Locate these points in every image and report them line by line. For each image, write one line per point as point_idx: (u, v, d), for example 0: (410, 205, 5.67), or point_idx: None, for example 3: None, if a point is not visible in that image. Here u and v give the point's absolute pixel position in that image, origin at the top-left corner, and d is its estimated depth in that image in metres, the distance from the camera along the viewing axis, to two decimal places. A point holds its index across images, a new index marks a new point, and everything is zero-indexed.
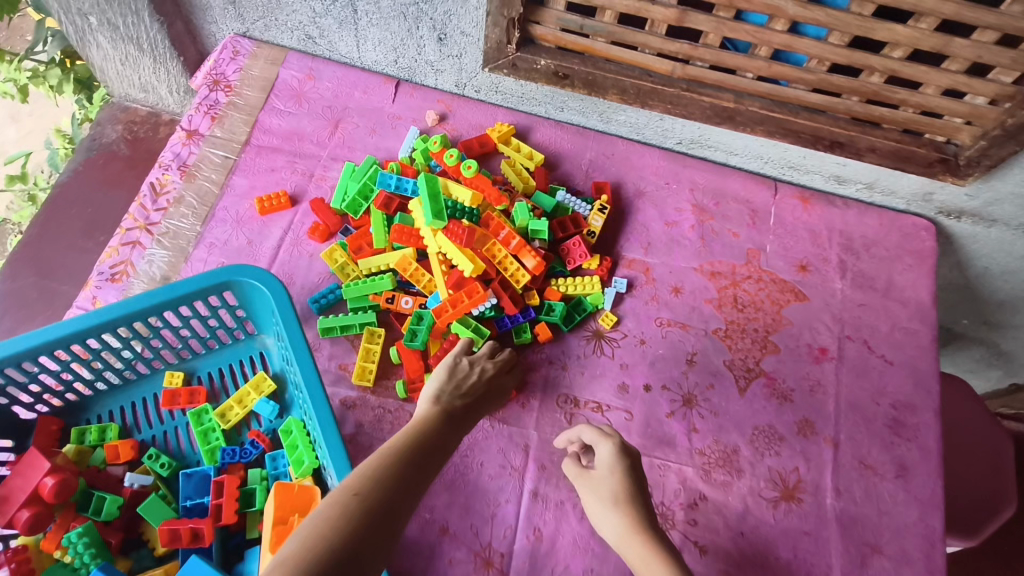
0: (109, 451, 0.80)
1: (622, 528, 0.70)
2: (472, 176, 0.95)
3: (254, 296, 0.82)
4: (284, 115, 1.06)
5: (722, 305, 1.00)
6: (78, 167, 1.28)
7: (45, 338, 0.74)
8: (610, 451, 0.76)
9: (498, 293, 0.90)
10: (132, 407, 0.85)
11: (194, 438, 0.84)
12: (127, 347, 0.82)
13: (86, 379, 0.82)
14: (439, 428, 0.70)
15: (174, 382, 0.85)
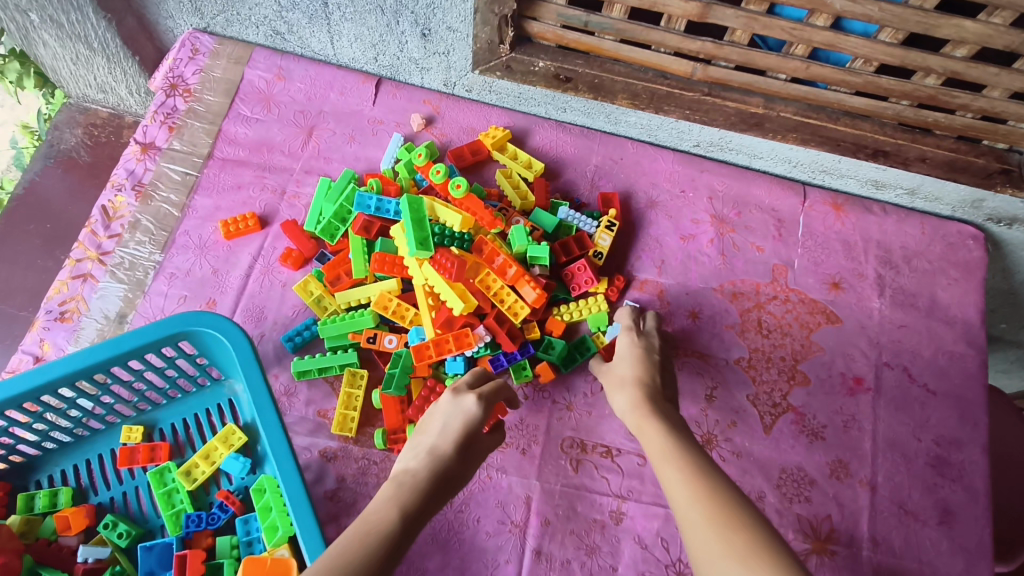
0: (58, 520, 0.70)
1: (629, 405, 0.67)
2: (461, 195, 0.83)
3: (215, 347, 0.72)
4: (252, 123, 0.95)
5: (744, 331, 0.90)
6: (36, 177, 1.17)
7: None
8: (628, 341, 0.76)
9: (493, 330, 0.80)
10: (86, 467, 0.76)
11: (157, 500, 0.74)
12: (75, 404, 0.72)
13: (32, 441, 0.73)
14: (414, 498, 0.53)
15: (133, 437, 0.75)
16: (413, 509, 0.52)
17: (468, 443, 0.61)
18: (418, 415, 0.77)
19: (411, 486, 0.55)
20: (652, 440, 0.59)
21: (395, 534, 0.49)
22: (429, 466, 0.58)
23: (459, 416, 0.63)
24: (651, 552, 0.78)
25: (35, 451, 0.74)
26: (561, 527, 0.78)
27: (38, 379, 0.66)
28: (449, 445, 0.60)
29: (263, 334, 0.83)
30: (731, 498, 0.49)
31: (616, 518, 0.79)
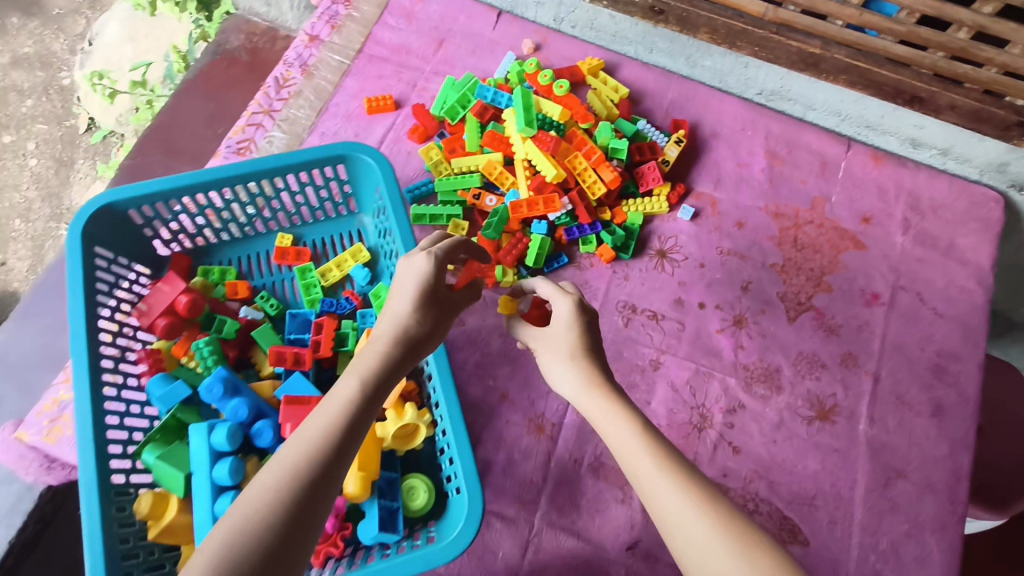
0: (228, 287, 0.93)
1: (581, 386, 0.68)
2: (562, 94, 1.03)
3: (364, 173, 0.93)
4: (395, 31, 1.17)
5: (781, 243, 1.05)
6: (204, 68, 1.43)
7: (185, 183, 0.87)
8: (569, 304, 0.72)
9: (575, 202, 0.98)
10: (248, 258, 0.99)
11: (297, 290, 0.97)
12: (249, 205, 0.94)
13: (214, 228, 0.95)
14: (373, 372, 0.58)
15: (285, 242, 0.97)
16: (375, 380, 0.57)
17: (429, 303, 0.65)
18: (506, 257, 0.96)
19: (375, 355, 0.60)
20: (619, 432, 0.62)
21: (344, 432, 0.53)
22: (393, 332, 0.62)
23: (415, 277, 0.65)
24: (680, 395, 0.94)
25: (212, 241, 0.97)
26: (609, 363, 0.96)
27: (233, 174, 0.88)
28: (409, 306, 0.63)
29: None
30: (714, 496, 0.54)
31: (654, 365, 0.96)
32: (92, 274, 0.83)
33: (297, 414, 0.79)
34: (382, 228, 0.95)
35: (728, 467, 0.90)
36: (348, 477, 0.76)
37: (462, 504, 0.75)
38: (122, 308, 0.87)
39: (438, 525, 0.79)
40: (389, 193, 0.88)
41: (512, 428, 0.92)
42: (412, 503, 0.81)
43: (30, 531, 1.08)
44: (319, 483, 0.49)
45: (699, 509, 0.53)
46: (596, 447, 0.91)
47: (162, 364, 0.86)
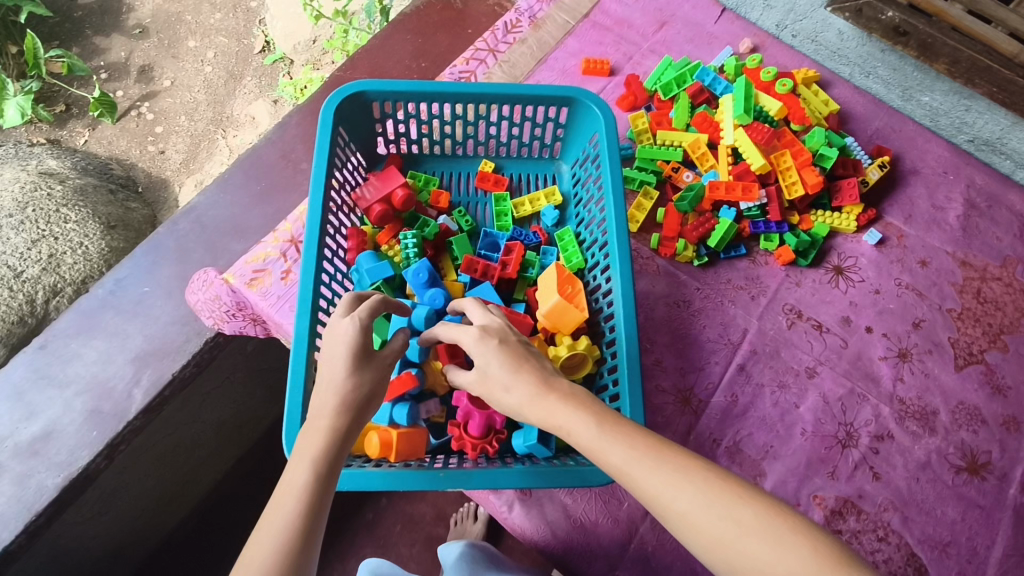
0: (433, 195, 1.02)
1: (527, 404, 0.59)
2: (783, 93, 1.07)
3: (585, 119, 1.00)
4: (621, 5, 1.24)
5: (963, 291, 1.03)
6: (421, 7, 1.57)
7: (428, 91, 0.95)
8: (475, 332, 0.64)
9: (771, 197, 1.00)
10: (452, 175, 1.09)
11: (490, 215, 1.06)
12: (470, 126, 1.04)
13: (432, 140, 1.05)
14: (320, 453, 0.56)
15: (487, 168, 1.06)
16: (326, 463, 0.56)
17: (363, 364, 0.63)
18: (692, 232, 1.01)
19: (320, 435, 0.58)
20: (577, 435, 0.55)
21: (294, 531, 0.51)
22: (336, 403, 0.60)
23: (342, 345, 0.64)
24: (830, 407, 0.94)
25: (422, 151, 1.07)
26: (765, 359, 0.97)
27: (471, 92, 0.95)
28: (343, 373, 0.62)
29: None
30: (683, 466, 0.51)
31: (810, 373, 0.96)
32: (334, 149, 0.93)
33: None
34: (581, 176, 1.04)
35: (866, 490, 0.89)
36: None
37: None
38: (344, 188, 0.97)
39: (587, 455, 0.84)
40: (607, 145, 0.93)
41: (660, 395, 0.94)
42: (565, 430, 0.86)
43: (189, 371, 1.21)
44: None
45: (692, 488, 0.49)
46: (736, 433, 0.92)
47: (364, 247, 0.96)
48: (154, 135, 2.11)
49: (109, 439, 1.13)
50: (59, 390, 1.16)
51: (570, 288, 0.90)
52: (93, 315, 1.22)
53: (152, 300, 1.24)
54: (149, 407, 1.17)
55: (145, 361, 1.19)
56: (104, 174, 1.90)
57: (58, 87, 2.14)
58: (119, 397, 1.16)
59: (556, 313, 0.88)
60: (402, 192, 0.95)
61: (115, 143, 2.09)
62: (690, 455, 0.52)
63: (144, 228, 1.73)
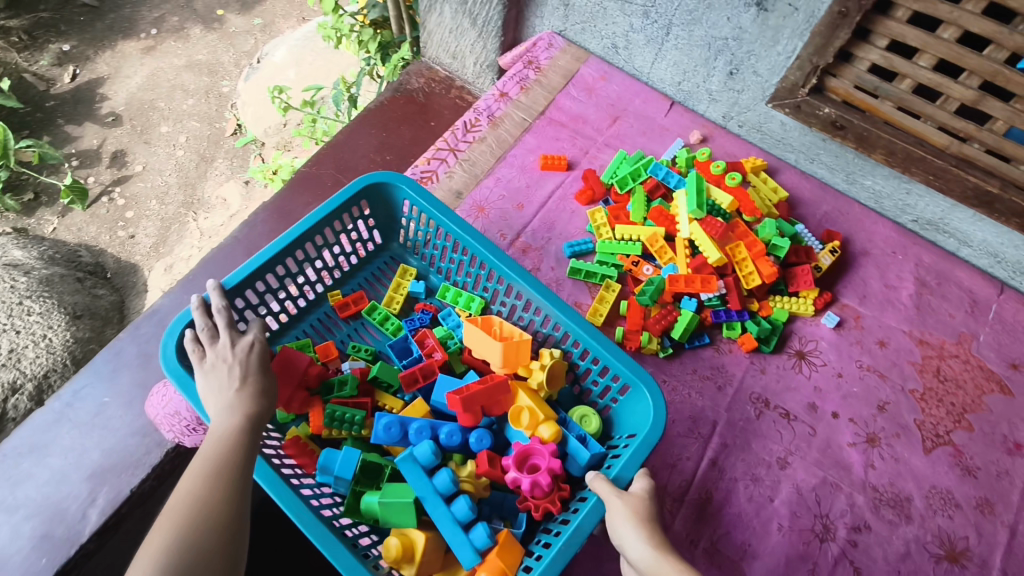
0: (320, 352, 1.02)
1: (649, 553, 0.67)
2: (734, 185, 1.13)
3: (384, 197, 1.09)
4: (576, 101, 1.31)
5: (923, 371, 1.05)
6: (385, 101, 1.62)
7: (251, 268, 0.96)
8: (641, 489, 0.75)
9: (730, 287, 1.03)
10: (316, 328, 1.09)
11: (375, 329, 1.10)
12: (300, 276, 1.06)
13: (278, 312, 1.05)
14: (249, 420, 0.74)
15: (338, 296, 1.10)
16: (254, 428, 0.73)
17: (268, 367, 0.81)
18: (655, 325, 1.02)
19: (242, 407, 0.74)
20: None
21: (210, 483, 0.66)
22: (256, 387, 0.77)
23: (251, 347, 0.81)
24: (804, 499, 0.93)
25: (279, 323, 1.07)
26: (737, 452, 0.96)
27: (304, 230, 1.00)
28: (257, 369, 0.79)
29: (551, 239, 1.15)
30: None
31: (781, 465, 0.96)
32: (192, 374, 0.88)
33: (474, 398, 0.89)
34: (418, 240, 1.13)
35: None
36: (540, 427, 0.89)
37: (637, 397, 0.88)
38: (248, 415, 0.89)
39: (621, 429, 0.92)
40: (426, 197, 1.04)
41: None
42: (591, 432, 0.92)
43: (149, 484, 1.15)
44: (237, 513, 0.66)
45: None
46: (713, 532, 0.90)
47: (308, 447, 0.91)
48: (124, 220, 2.11)
49: (59, 566, 1.05)
50: (8, 516, 1.09)
51: (497, 325, 0.98)
52: (46, 431, 1.17)
53: (109, 411, 1.20)
54: (104, 527, 1.10)
55: (101, 478, 1.13)
56: (73, 263, 1.90)
57: (27, 175, 2.15)
58: (72, 518, 1.09)
59: (510, 354, 0.94)
60: (307, 363, 0.93)
61: (86, 229, 2.09)
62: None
63: (110, 314, 1.78)
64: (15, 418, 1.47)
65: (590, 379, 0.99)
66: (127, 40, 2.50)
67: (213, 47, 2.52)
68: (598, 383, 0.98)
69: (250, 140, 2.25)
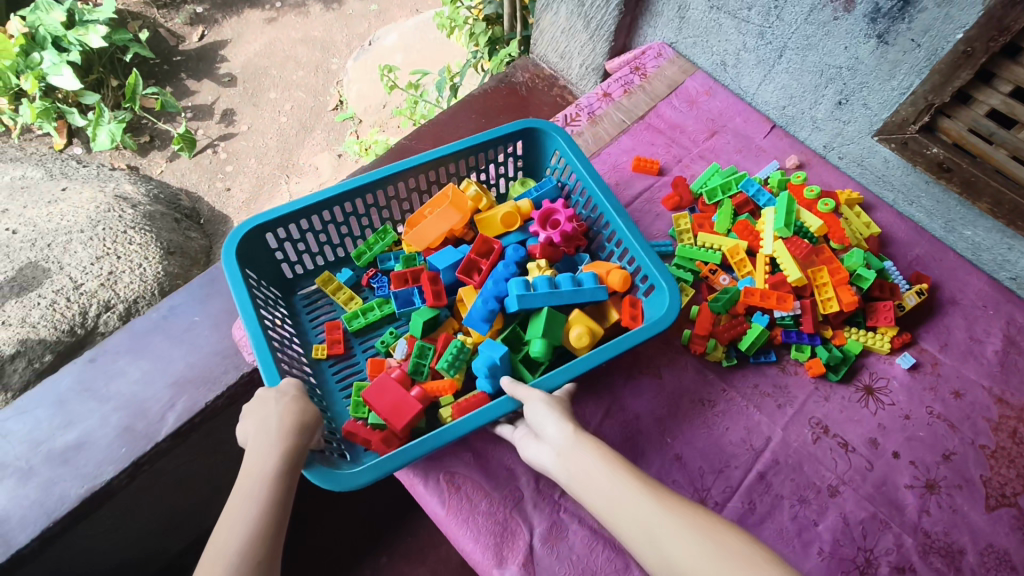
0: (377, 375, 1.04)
1: (565, 445, 0.73)
2: (825, 211, 1.12)
3: (251, 260, 1.07)
4: (677, 111, 1.34)
5: (997, 429, 1.01)
6: (488, 90, 1.69)
7: (264, 355, 0.93)
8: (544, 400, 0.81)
9: (806, 309, 1.03)
10: (346, 377, 1.09)
11: (362, 333, 1.13)
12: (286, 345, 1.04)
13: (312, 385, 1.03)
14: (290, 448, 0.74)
15: (321, 349, 1.08)
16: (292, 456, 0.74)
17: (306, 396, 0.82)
18: (724, 333, 1.03)
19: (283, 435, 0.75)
20: (586, 469, 0.70)
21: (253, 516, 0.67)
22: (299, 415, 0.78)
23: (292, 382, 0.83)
24: (850, 530, 0.92)
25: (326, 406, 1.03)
26: (787, 470, 0.96)
27: (249, 309, 0.97)
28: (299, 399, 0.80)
29: None
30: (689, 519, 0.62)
31: (831, 492, 0.95)
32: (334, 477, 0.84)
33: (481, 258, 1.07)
34: (303, 249, 1.16)
35: None
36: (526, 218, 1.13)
37: (539, 135, 1.20)
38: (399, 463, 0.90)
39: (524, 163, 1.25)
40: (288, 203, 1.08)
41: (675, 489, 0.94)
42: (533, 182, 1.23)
43: (222, 402, 1.24)
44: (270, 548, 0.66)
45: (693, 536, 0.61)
46: None
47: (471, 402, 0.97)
48: (224, 173, 2.30)
49: (135, 458, 1.15)
50: (98, 405, 1.20)
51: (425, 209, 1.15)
52: (141, 337, 1.28)
53: (199, 329, 1.30)
54: (178, 432, 1.19)
55: (182, 388, 1.23)
56: (172, 205, 2.06)
57: (146, 120, 2.35)
58: (152, 418, 1.19)
59: (458, 203, 1.14)
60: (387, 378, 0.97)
61: (187, 175, 2.27)
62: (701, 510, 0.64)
63: (199, 255, 1.92)
64: (104, 332, 1.52)
65: (490, 171, 1.25)
66: (254, 10, 2.70)
67: (333, 25, 2.68)
68: (502, 168, 1.26)
69: (350, 116, 2.38)
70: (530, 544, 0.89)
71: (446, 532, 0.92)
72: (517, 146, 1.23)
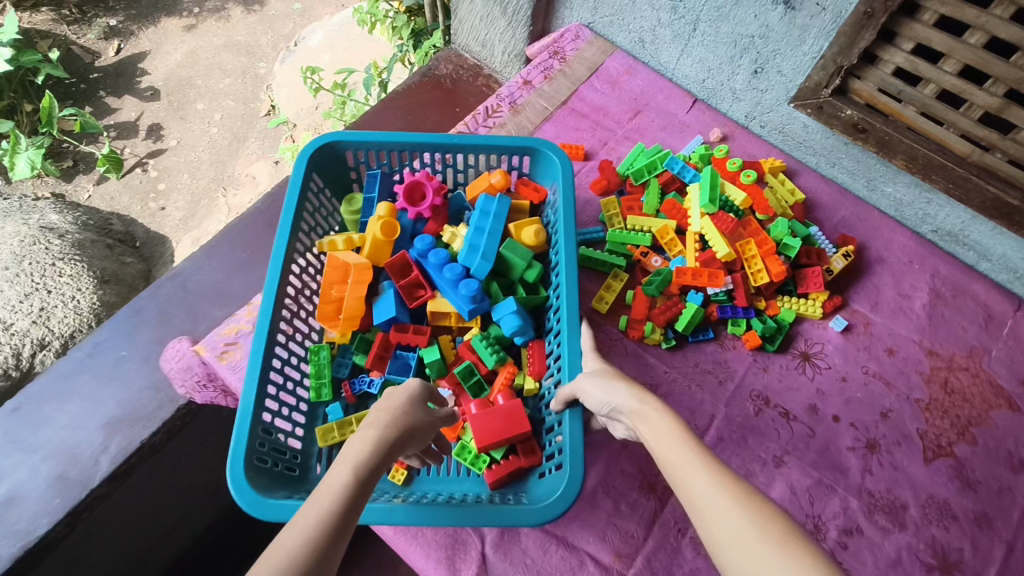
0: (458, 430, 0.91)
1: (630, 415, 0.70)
2: (747, 183, 1.12)
3: (261, 482, 0.76)
4: (598, 93, 1.32)
5: (930, 381, 1.03)
6: (412, 85, 1.64)
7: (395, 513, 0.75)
8: (601, 376, 0.77)
9: (737, 283, 1.03)
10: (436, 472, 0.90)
11: None
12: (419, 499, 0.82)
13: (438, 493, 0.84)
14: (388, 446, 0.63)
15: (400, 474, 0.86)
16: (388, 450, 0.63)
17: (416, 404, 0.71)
18: (659, 316, 1.02)
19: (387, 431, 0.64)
20: (652, 434, 0.66)
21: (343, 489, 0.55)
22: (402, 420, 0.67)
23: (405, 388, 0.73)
24: (797, 499, 0.93)
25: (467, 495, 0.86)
26: (732, 447, 0.96)
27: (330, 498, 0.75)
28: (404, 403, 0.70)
29: None
30: (752, 504, 0.54)
31: (776, 463, 0.95)
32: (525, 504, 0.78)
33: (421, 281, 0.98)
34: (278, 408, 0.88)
35: None
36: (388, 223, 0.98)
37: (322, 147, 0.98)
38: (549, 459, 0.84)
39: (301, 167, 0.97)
40: (241, 404, 0.78)
41: (625, 479, 0.92)
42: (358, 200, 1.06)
43: (159, 438, 1.17)
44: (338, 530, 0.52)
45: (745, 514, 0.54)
46: None
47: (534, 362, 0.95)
48: (157, 192, 2.18)
49: (70, 507, 1.09)
50: (26, 456, 1.12)
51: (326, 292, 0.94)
52: (67, 378, 1.20)
53: (129, 365, 1.21)
54: (114, 475, 1.12)
55: (115, 427, 1.15)
56: (104, 231, 1.95)
57: (67, 144, 2.22)
58: (85, 463, 1.12)
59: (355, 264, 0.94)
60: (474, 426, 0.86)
61: (117, 198, 2.16)
62: (773, 510, 0.55)
63: (137, 281, 1.83)
64: (43, 371, 1.46)
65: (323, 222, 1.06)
66: (171, 19, 2.57)
67: (253, 25, 2.59)
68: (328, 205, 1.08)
69: (283, 121, 2.30)
70: (482, 552, 0.87)
71: (397, 548, 0.89)
72: (314, 179, 1.01)
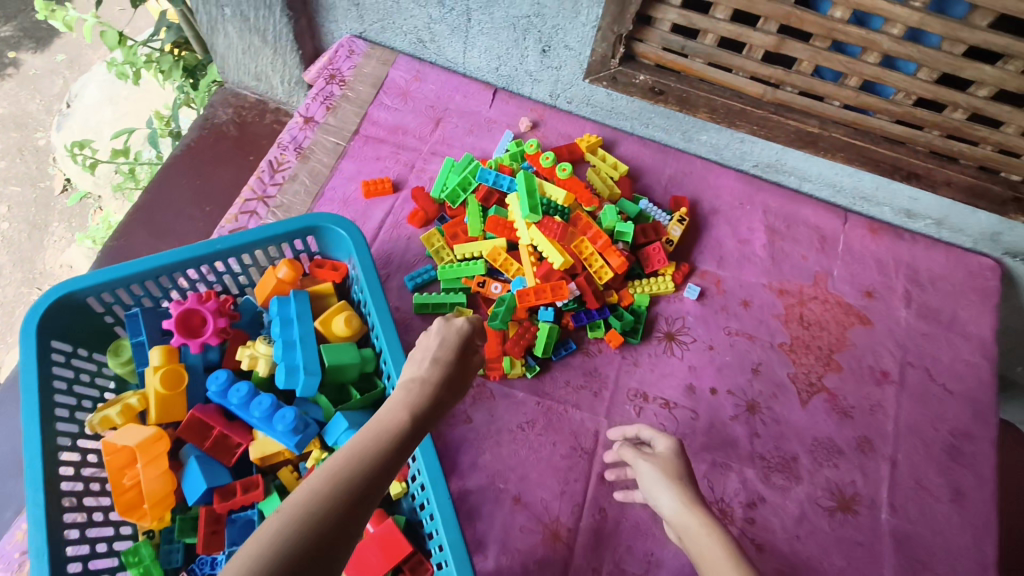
0: None
1: (678, 511, 0.68)
2: (565, 176, 1.05)
3: None
4: (390, 110, 1.19)
5: (788, 321, 1.04)
6: (192, 143, 1.42)
7: None
8: (662, 459, 0.73)
9: (583, 287, 0.97)
10: None
11: None
12: None
13: None
14: (421, 410, 0.60)
15: None
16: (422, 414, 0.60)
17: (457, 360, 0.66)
18: (513, 348, 0.94)
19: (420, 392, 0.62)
20: (702, 545, 0.64)
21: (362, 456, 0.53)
22: (437, 374, 0.64)
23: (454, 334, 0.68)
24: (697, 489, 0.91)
25: None
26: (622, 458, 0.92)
27: None
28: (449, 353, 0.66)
29: (391, 274, 1.04)
30: None
31: None
32: None
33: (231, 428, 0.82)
34: None
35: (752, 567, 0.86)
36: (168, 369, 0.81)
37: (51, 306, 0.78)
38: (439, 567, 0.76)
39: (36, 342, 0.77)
40: None
41: (525, 535, 0.86)
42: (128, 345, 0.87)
43: None
44: (353, 499, 0.51)
45: None
46: (615, 552, 0.86)
47: None
48: None
49: None
50: None
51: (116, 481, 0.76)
52: None
53: None
54: None
55: None
56: None
57: None
58: None
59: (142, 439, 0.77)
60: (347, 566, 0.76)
61: None
62: None
63: None
64: None
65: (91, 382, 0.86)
66: None
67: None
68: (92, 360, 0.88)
69: (86, 193, 1.85)
70: None
71: None
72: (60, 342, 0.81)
